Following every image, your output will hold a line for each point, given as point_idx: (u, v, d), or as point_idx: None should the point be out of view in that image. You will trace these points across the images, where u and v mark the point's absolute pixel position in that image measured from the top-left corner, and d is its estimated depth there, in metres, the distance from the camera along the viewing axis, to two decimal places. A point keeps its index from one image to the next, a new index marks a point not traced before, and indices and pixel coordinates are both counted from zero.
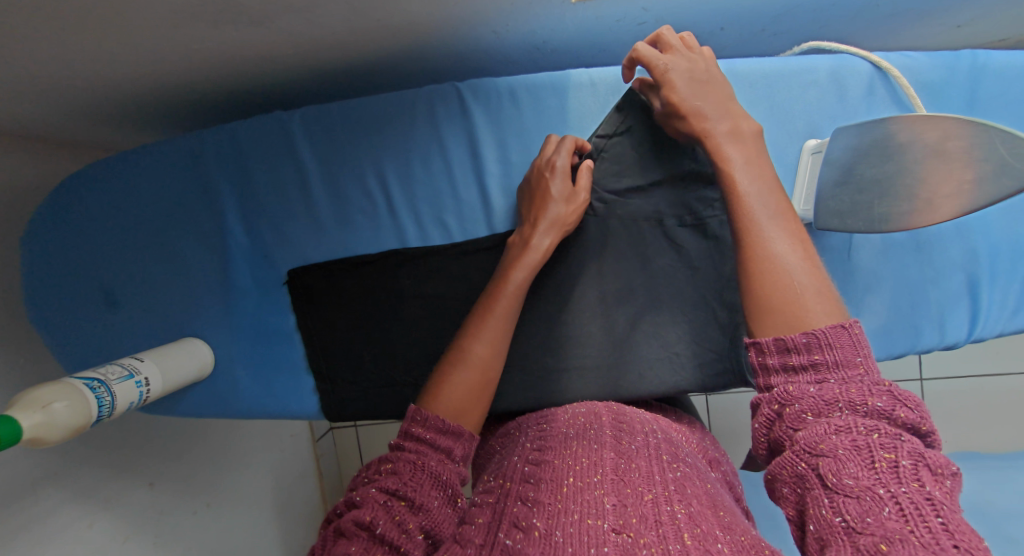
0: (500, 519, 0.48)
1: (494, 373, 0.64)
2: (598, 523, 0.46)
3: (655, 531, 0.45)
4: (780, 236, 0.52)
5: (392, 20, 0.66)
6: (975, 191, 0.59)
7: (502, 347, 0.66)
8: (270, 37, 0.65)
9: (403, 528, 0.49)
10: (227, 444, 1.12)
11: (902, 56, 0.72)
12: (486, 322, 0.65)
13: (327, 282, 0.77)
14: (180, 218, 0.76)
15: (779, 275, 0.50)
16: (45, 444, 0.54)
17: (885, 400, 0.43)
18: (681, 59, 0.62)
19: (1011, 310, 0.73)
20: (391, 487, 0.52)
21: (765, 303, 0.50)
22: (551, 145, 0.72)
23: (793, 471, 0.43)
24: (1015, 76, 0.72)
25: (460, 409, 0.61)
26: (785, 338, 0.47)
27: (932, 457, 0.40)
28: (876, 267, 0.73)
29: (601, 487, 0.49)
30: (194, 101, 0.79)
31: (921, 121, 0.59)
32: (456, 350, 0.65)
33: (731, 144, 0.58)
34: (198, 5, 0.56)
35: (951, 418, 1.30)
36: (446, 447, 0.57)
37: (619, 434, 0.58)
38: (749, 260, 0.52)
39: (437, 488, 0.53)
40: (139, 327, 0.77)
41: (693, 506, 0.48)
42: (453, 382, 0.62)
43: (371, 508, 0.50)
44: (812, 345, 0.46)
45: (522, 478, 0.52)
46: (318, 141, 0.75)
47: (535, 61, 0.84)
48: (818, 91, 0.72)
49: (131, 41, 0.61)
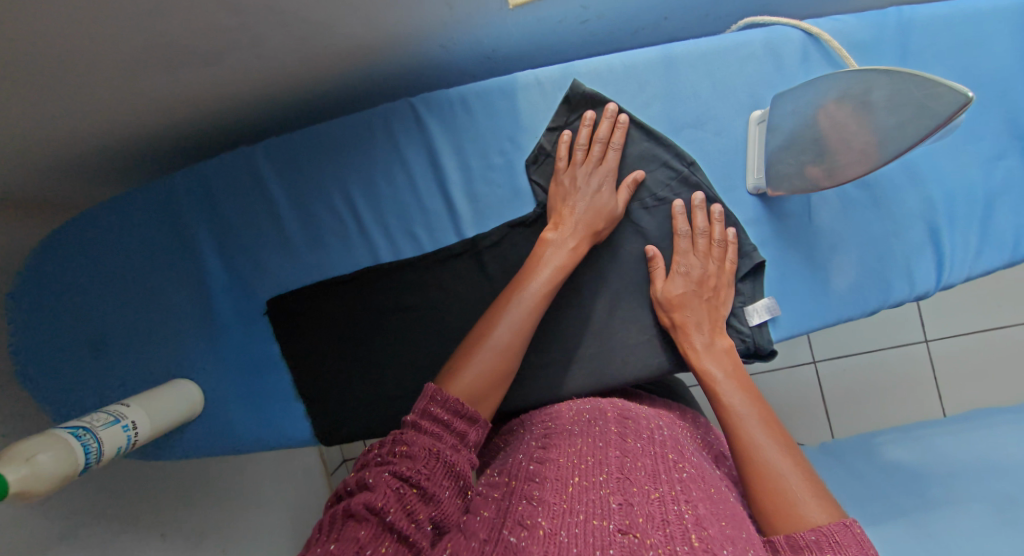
0: (503, 517, 0.48)
1: (511, 364, 0.63)
2: (602, 524, 0.46)
3: (661, 531, 0.45)
4: (766, 438, 0.59)
5: (339, 46, 0.68)
6: (898, 135, 0.61)
7: (524, 338, 0.64)
8: (224, 76, 0.67)
9: (413, 517, 0.47)
10: (236, 485, 1.11)
11: (832, 21, 0.74)
12: (513, 311, 0.64)
13: (305, 306, 0.78)
14: (159, 262, 0.78)
15: (775, 481, 0.56)
16: (33, 497, 0.54)
17: None
18: (682, 276, 0.71)
19: (974, 252, 0.74)
20: (405, 474, 0.49)
21: (770, 510, 0.54)
22: (580, 134, 0.74)
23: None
24: (944, 26, 0.74)
25: (478, 397, 0.60)
26: (795, 535, 0.50)
27: None
28: (838, 226, 0.74)
29: (606, 486, 0.49)
30: (163, 148, 0.81)
31: (848, 75, 0.64)
32: (479, 333, 0.64)
33: (709, 359, 0.68)
34: (144, 53, 0.58)
35: (955, 375, 1.29)
36: (461, 433, 0.55)
37: (623, 431, 0.58)
38: (747, 465, 0.58)
39: (450, 479, 0.51)
40: (126, 374, 0.78)
41: (700, 508, 0.48)
42: (473, 364, 0.61)
43: (384, 493, 0.47)
44: (822, 541, 0.49)
45: (527, 477, 0.52)
46: (282, 171, 0.77)
47: (488, 69, 0.86)
48: (755, 64, 0.74)
49: (86, 96, 0.62)
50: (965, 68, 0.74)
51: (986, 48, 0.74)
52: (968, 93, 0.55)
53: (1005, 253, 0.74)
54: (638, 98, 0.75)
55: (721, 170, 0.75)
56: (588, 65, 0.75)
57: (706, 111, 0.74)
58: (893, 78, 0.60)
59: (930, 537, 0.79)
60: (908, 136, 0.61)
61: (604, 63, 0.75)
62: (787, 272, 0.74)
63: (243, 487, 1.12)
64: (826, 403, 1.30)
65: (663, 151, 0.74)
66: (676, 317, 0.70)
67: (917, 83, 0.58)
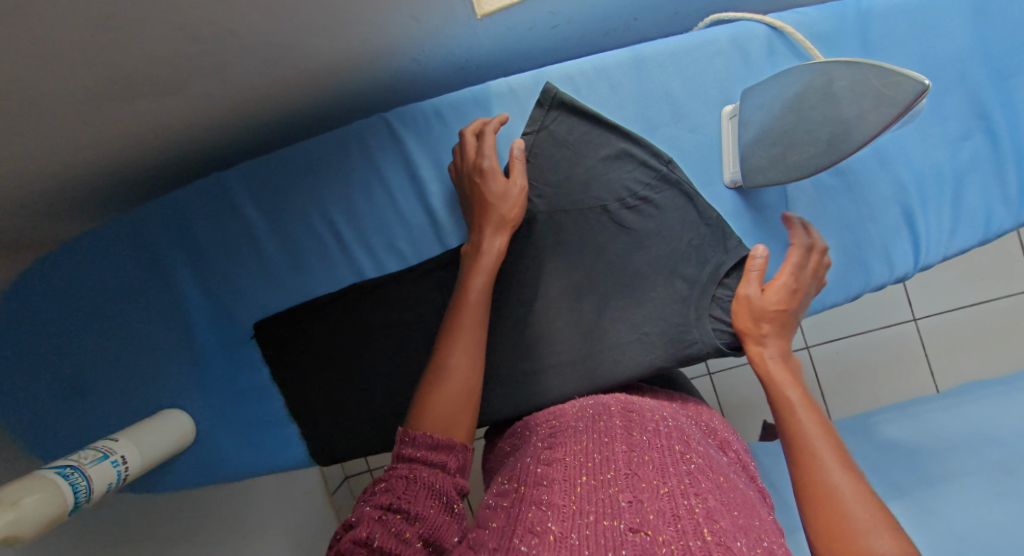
0: (513, 524, 0.47)
1: (477, 381, 0.63)
2: (613, 523, 0.45)
3: (672, 526, 0.44)
4: (835, 460, 0.53)
5: (308, 66, 0.68)
6: (863, 121, 0.63)
7: (477, 349, 0.64)
8: (192, 102, 0.66)
9: (401, 537, 0.49)
10: (236, 512, 1.10)
11: (795, 13, 0.76)
12: (459, 333, 0.64)
13: (291, 327, 0.77)
14: (139, 293, 0.77)
15: (839, 508, 0.50)
16: (22, 540, 0.53)
17: None
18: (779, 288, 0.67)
19: (949, 231, 0.75)
20: (386, 503, 0.52)
21: (831, 538, 0.49)
22: (467, 143, 0.71)
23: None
24: (904, 12, 0.75)
25: (450, 422, 0.59)
26: None
27: None
28: (815, 214, 0.76)
29: (615, 484, 0.49)
30: (137, 178, 0.81)
31: (805, 69, 0.68)
32: (434, 364, 0.63)
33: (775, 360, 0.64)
34: (109, 83, 0.57)
35: (945, 352, 1.31)
36: (440, 462, 0.56)
37: (628, 425, 0.58)
38: (807, 486, 0.53)
39: (432, 497, 0.53)
40: (113, 408, 0.77)
41: (710, 501, 0.47)
42: (439, 397, 0.60)
43: (367, 524, 0.50)
44: None
45: (535, 481, 0.52)
46: (259, 194, 0.76)
47: (461, 80, 0.87)
48: (723, 60, 0.75)
49: (53, 131, 0.62)
50: (926, 52, 0.75)
51: (946, 31, 0.75)
52: (925, 81, 0.58)
53: (977, 231, 0.75)
54: (611, 100, 0.76)
55: (697, 165, 0.76)
56: (560, 70, 0.76)
57: (679, 109, 0.75)
58: (853, 68, 0.64)
59: (930, 512, 0.80)
60: (873, 122, 0.63)
61: (575, 67, 0.76)
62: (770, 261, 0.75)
63: (243, 514, 1.11)
64: (821, 387, 1.31)
65: (639, 150, 0.75)
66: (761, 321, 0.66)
67: (875, 71, 0.62)
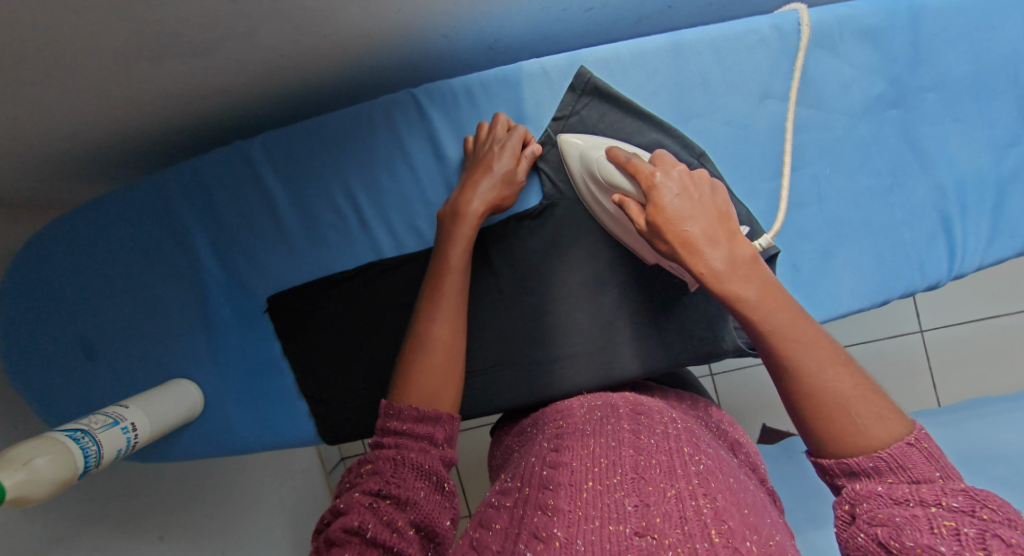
0: (518, 530, 0.45)
1: (460, 355, 0.62)
2: (618, 528, 0.43)
3: (679, 529, 0.42)
4: None
5: (339, 35, 0.66)
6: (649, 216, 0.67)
7: (460, 323, 0.63)
8: (218, 66, 0.65)
9: (393, 527, 0.47)
10: (235, 486, 1.10)
11: (844, 7, 0.73)
12: (440, 303, 0.62)
13: (307, 303, 0.76)
14: (153, 259, 0.76)
15: None
16: (30, 503, 0.52)
17: (962, 500, 0.39)
18: (673, 196, 0.55)
19: (986, 240, 0.74)
20: (375, 488, 0.49)
21: None
22: (498, 124, 0.71)
23: (856, 544, 0.41)
24: (955, 12, 0.73)
25: (434, 394, 0.58)
26: (849, 459, 0.45)
27: (1006, 532, 0.37)
28: (850, 216, 0.74)
29: (621, 488, 0.46)
30: (155, 142, 0.80)
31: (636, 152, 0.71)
32: (419, 334, 0.61)
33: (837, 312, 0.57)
34: (138, 41, 0.56)
35: (958, 365, 1.29)
36: (427, 435, 0.54)
37: (637, 428, 0.54)
38: None
39: (422, 479, 0.50)
40: (123, 373, 0.76)
41: (719, 501, 0.45)
42: (419, 369, 0.59)
43: (358, 512, 0.47)
44: (887, 467, 0.43)
45: (540, 484, 0.49)
46: (280, 165, 0.75)
47: (490, 61, 0.85)
48: (764, 51, 0.73)
49: (76, 87, 0.60)
50: (973, 57, 0.74)
51: (997, 35, 0.73)
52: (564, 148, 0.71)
53: (1017, 241, 0.74)
54: (645, 87, 0.74)
55: (731, 160, 0.74)
56: (596, 53, 0.73)
57: (716, 100, 0.74)
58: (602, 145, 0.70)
59: None
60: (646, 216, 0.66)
61: (612, 51, 0.73)
62: (801, 261, 0.74)
63: (242, 489, 1.11)
64: None
65: (671, 141, 0.72)
66: (675, 233, 0.54)
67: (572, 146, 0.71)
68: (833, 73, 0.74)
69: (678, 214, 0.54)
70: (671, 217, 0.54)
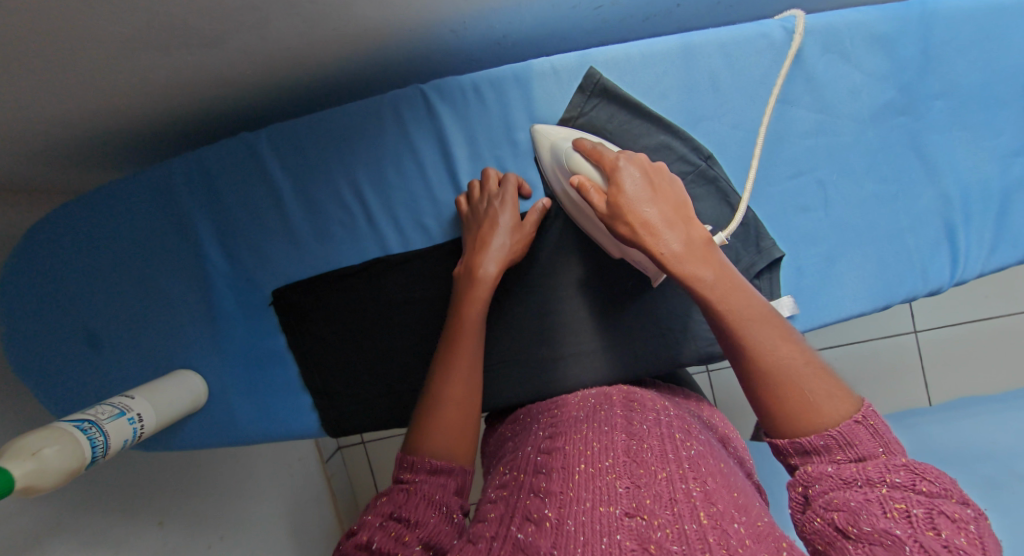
0: (512, 511, 0.47)
1: (476, 410, 0.61)
2: (609, 510, 0.43)
3: (669, 511, 0.43)
4: None
5: (348, 29, 0.65)
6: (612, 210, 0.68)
7: (474, 381, 0.62)
8: (225, 58, 0.64)
9: (400, 541, 0.49)
10: (236, 474, 1.11)
11: (855, 12, 0.73)
12: (455, 362, 0.62)
13: (312, 297, 0.76)
14: (159, 250, 0.76)
15: None
16: (39, 492, 0.52)
17: (903, 475, 0.42)
18: (633, 180, 0.56)
19: (988, 248, 0.75)
20: (388, 510, 0.52)
21: None
22: (489, 178, 0.72)
23: (812, 527, 0.43)
24: (964, 21, 0.73)
25: (450, 448, 0.57)
26: (800, 441, 0.46)
27: (944, 504, 0.40)
28: (855, 221, 0.75)
29: (613, 471, 0.46)
30: (159, 132, 0.79)
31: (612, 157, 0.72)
32: (434, 394, 0.61)
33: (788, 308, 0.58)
34: (147, 32, 0.56)
35: (952, 367, 1.30)
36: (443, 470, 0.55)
37: (630, 414, 0.55)
38: None
39: (433, 508, 0.52)
40: (127, 363, 0.76)
41: (709, 484, 0.45)
42: (436, 427, 0.58)
43: (369, 529, 0.50)
44: (833, 446, 0.44)
45: (534, 470, 0.50)
46: (287, 158, 0.74)
47: (498, 56, 0.84)
48: (773, 54, 0.73)
49: (83, 75, 0.60)
50: (981, 64, 0.74)
51: (1007, 44, 0.74)
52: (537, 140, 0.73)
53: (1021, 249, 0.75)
54: (655, 88, 0.73)
55: (740, 162, 0.74)
56: (605, 53, 0.73)
57: (725, 103, 0.74)
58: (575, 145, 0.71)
59: None
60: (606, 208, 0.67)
61: (622, 52, 0.73)
62: (804, 265, 0.74)
63: (242, 478, 1.12)
64: None
65: (680, 144, 0.73)
66: (635, 215, 0.54)
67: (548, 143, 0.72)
68: (843, 77, 0.74)
69: (637, 197, 0.55)
70: (631, 199, 0.55)
